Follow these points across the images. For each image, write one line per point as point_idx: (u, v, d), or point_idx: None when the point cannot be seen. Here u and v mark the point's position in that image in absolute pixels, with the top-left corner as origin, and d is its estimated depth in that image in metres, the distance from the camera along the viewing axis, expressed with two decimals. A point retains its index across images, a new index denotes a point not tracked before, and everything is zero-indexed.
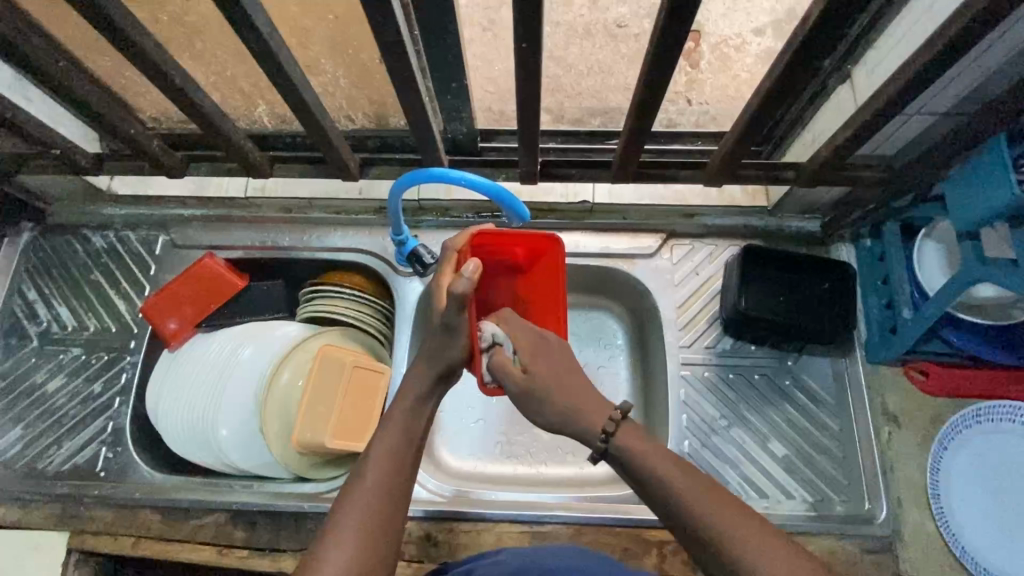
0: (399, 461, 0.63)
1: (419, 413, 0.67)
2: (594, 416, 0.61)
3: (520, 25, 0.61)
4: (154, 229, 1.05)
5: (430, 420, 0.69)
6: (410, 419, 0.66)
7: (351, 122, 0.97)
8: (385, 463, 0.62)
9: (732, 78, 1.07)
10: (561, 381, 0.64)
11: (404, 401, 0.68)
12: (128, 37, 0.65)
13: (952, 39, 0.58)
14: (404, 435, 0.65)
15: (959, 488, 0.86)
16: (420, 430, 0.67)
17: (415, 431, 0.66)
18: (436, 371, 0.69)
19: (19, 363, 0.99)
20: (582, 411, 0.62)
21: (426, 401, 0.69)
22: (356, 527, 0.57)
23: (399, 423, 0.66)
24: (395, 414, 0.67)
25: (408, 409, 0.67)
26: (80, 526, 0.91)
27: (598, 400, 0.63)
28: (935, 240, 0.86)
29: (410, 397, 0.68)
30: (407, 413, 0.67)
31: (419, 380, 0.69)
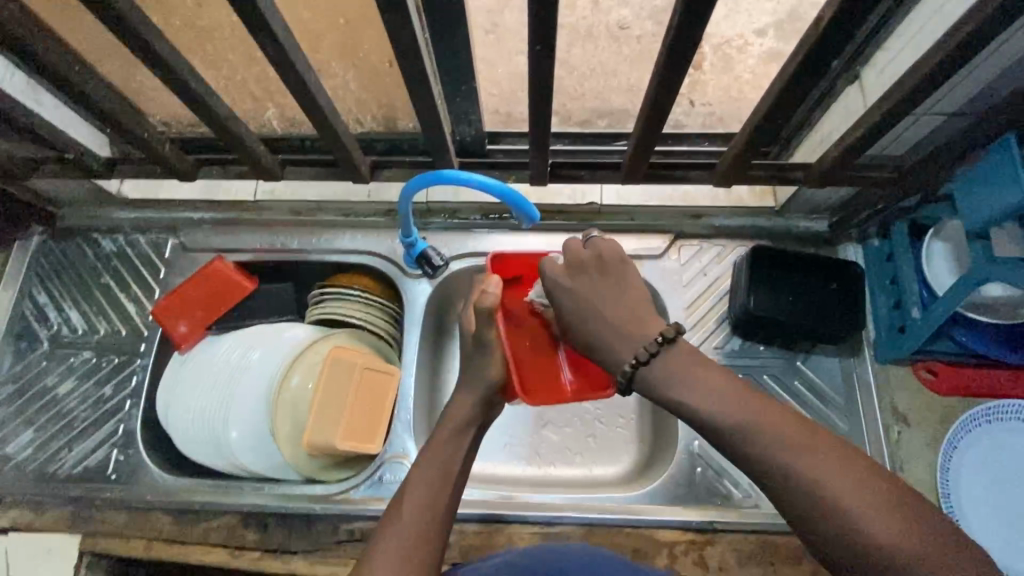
0: (436, 490, 0.64)
1: (459, 441, 0.69)
2: (632, 342, 0.58)
3: (534, 28, 0.62)
4: (163, 232, 1.05)
5: (471, 448, 0.70)
6: (450, 445, 0.68)
7: (359, 124, 0.96)
8: (424, 494, 0.64)
9: (735, 79, 1.07)
10: (599, 304, 0.61)
11: (445, 431, 0.70)
12: (145, 42, 0.66)
13: (964, 39, 0.58)
14: (444, 468, 0.66)
15: (970, 488, 0.86)
16: (459, 460, 0.68)
17: (454, 461, 0.68)
18: (478, 398, 0.71)
19: (29, 366, 1.00)
20: (616, 338, 0.59)
21: (467, 430, 0.70)
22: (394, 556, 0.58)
23: (439, 454, 0.67)
24: (435, 444, 0.68)
25: (446, 439, 0.69)
26: (92, 529, 0.91)
27: (641, 323, 0.59)
28: (944, 239, 0.86)
29: (452, 427, 0.70)
30: (446, 444, 0.68)
31: (461, 406, 0.71)
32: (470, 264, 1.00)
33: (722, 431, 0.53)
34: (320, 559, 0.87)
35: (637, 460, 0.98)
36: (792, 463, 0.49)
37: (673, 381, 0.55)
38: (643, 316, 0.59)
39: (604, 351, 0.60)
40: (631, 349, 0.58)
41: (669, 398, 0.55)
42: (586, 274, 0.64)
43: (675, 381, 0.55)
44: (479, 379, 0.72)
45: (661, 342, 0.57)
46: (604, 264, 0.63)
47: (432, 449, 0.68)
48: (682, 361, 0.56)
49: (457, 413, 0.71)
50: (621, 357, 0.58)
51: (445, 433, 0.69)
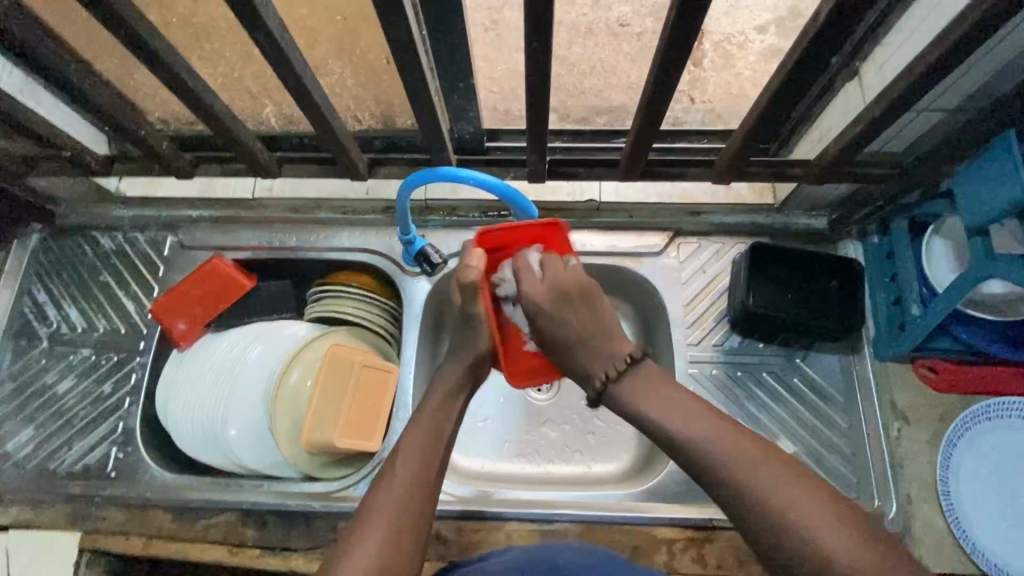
0: (428, 454, 0.68)
1: (447, 408, 0.73)
2: (602, 363, 0.71)
3: (531, 25, 0.62)
4: (162, 230, 1.05)
5: (457, 416, 0.75)
6: (440, 414, 0.72)
7: (359, 123, 0.94)
8: (415, 457, 0.67)
9: (735, 76, 1.06)
10: (576, 327, 0.73)
11: (433, 404, 0.73)
12: (140, 39, 0.66)
13: (963, 33, 0.58)
14: (433, 433, 0.70)
15: (969, 485, 0.86)
16: (446, 429, 0.71)
17: (442, 428, 0.71)
18: (465, 368, 0.77)
19: (28, 364, 1.00)
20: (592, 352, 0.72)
21: (453, 398, 0.75)
22: (383, 518, 0.61)
23: (428, 420, 0.71)
24: (426, 412, 0.72)
25: (435, 409, 0.73)
26: (90, 526, 0.91)
27: (614, 345, 0.72)
28: (944, 236, 0.86)
29: (439, 395, 0.74)
30: (436, 411, 0.72)
31: (450, 375, 0.77)
32: None
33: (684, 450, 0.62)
34: (318, 556, 0.88)
35: (637, 459, 0.98)
36: (740, 474, 0.58)
37: (643, 397, 0.67)
38: (615, 340, 0.72)
39: (582, 368, 0.73)
40: (601, 366, 0.71)
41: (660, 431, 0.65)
42: (569, 299, 0.74)
43: (649, 401, 0.67)
44: (470, 349, 0.79)
45: (625, 365, 0.70)
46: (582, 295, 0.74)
47: (427, 418, 0.71)
48: (648, 379, 0.69)
49: (445, 385, 0.75)
50: (594, 373, 0.72)
51: (433, 400, 0.74)
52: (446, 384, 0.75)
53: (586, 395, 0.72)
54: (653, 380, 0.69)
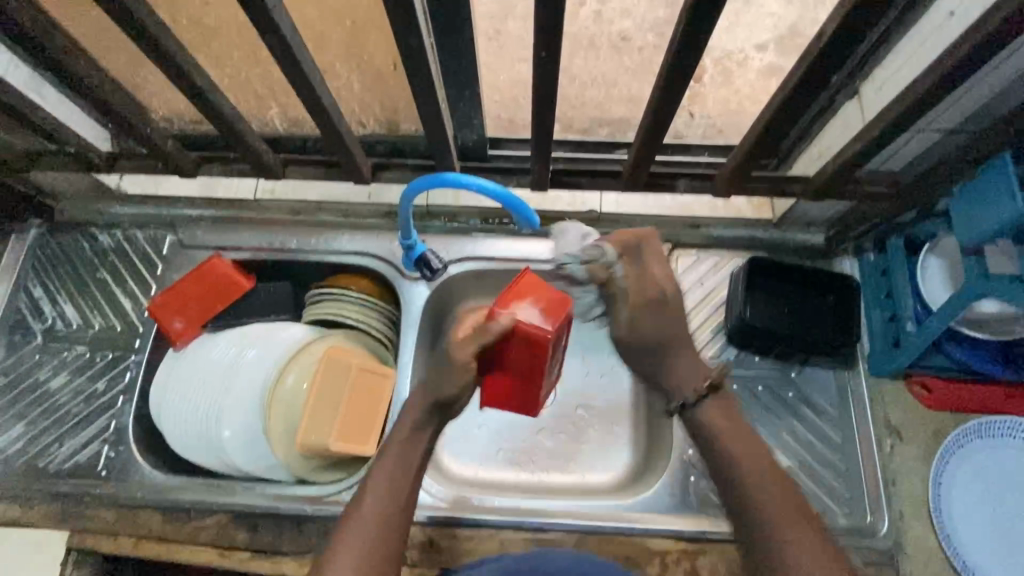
0: (396, 486, 0.71)
1: (399, 492, 0.70)
2: (682, 386, 0.80)
3: (541, 36, 0.63)
4: (162, 229, 1.05)
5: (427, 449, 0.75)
6: (406, 446, 0.73)
7: (363, 126, 0.97)
8: (362, 542, 0.66)
9: (734, 93, 1.06)
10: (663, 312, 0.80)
11: (398, 441, 0.74)
12: (153, 37, 0.66)
13: (962, 56, 0.59)
14: (380, 523, 0.68)
15: (959, 500, 0.88)
16: (418, 459, 0.73)
17: (410, 463, 0.73)
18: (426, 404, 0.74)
19: (22, 360, 0.99)
20: (670, 369, 0.81)
21: (423, 431, 0.75)
22: (355, 550, 0.65)
23: (373, 509, 0.68)
24: (373, 502, 0.69)
25: (383, 502, 0.69)
26: (79, 525, 0.90)
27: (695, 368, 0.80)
28: (939, 256, 0.88)
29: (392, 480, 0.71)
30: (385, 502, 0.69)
31: (412, 411, 0.76)
32: (468, 268, 1.00)
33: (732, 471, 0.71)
34: (309, 560, 0.87)
35: (632, 469, 0.98)
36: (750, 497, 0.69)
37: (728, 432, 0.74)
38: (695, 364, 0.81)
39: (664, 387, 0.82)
40: (694, 381, 0.79)
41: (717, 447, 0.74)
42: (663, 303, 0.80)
43: (714, 428, 0.75)
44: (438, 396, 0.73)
45: (710, 387, 0.78)
46: (671, 331, 0.81)
47: (375, 509, 0.68)
48: (720, 410, 0.77)
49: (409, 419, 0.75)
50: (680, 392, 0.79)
51: (382, 482, 0.71)
52: (393, 468, 0.72)
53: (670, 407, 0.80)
54: (727, 408, 0.78)
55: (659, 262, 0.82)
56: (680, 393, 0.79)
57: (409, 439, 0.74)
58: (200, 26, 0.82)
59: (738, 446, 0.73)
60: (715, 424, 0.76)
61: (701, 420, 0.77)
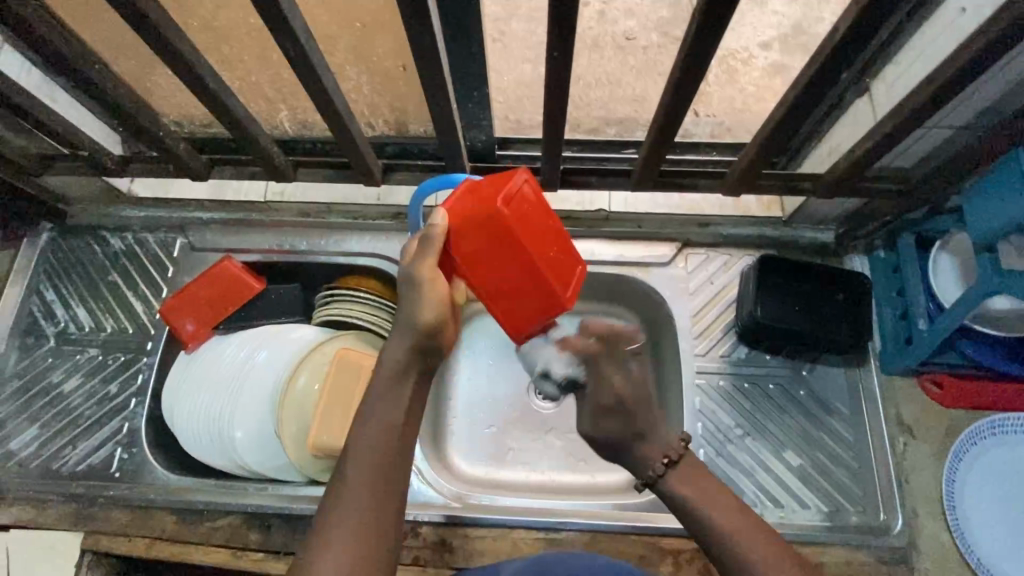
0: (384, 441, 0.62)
1: (390, 451, 0.62)
2: (653, 450, 0.66)
3: (553, 36, 0.63)
4: (172, 232, 1.06)
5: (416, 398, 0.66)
6: (394, 399, 0.64)
7: (372, 129, 0.97)
8: (354, 512, 0.58)
9: (739, 92, 1.07)
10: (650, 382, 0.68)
11: (381, 392, 0.64)
12: (166, 40, 0.67)
13: (976, 51, 0.59)
14: (370, 486, 0.60)
15: (973, 498, 0.87)
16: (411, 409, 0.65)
17: (397, 415, 0.64)
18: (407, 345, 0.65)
19: (35, 363, 1.00)
20: (651, 442, 0.66)
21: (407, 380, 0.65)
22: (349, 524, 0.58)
23: (361, 475, 0.60)
24: (360, 466, 0.61)
25: (374, 463, 0.61)
26: (93, 527, 0.91)
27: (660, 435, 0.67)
28: (950, 252, 0.87)
29: (379, 436, 0.62)
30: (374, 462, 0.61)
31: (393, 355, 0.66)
32: None
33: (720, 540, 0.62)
34: None
35: None
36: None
37: (693, 499, 0.64)
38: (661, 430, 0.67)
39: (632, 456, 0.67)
40: (654, 450, 0.66)
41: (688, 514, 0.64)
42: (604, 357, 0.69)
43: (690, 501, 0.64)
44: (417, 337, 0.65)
45: (670, 462, 0.66)
46: (628, 403, 0.66)
47: (364, 472, 0.60)
48: (692, 480, 0.66)
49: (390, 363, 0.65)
50: (649, 460, 0.66)
51: (370, 441, 0.62)
52: (379, 423, 0.63)
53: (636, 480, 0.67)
54: (698, 475, 0.66)
55: (615, 365, 0.69)
56: (649, 467, 0.66)
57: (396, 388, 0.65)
58: (211, 30, 0.82)
59: (722, 514, 0.63)
60: (687, 494, 0.65)
61: (674, 496, 0.65)
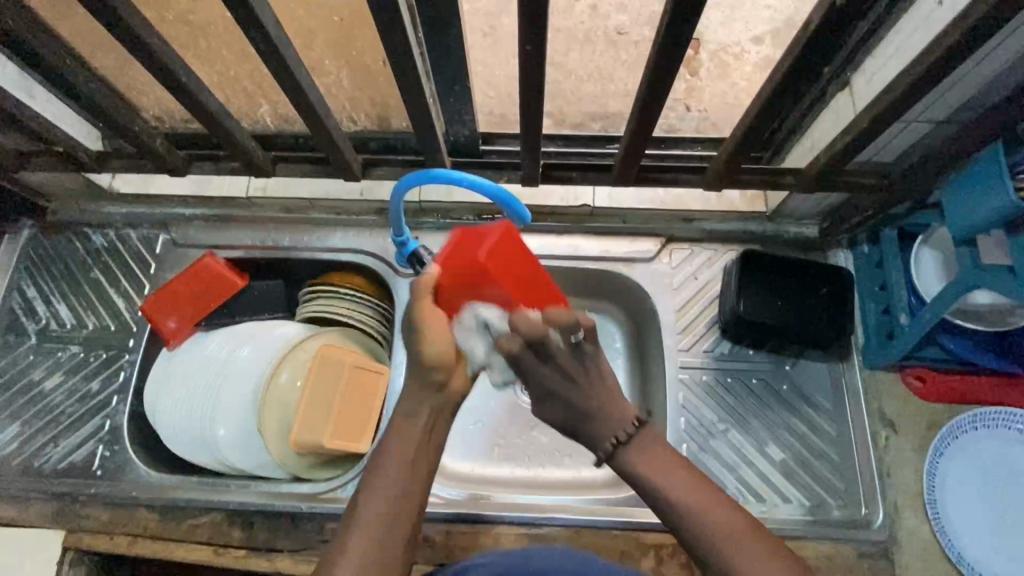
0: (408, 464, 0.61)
1: (411, 483, 0.61)
2: (608, 425, 0.63)
3: (527, 29, 0.62)
4: (155, 228, 1.05)
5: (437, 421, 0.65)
6: (414, 418, 0.64)
7: (353, 123, 0.97)
8: (371, 530, 0.58)
9: (730, 87, 1.03)
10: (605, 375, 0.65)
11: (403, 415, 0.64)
12: (135, 34, 0.66)
13: (948, 46, 0.59)
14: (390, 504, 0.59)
15: (953, 491, 0.88)
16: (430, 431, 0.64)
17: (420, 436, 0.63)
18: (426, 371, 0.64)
19: (16, 360, 0.99)
20: (602, 420, 0.64)
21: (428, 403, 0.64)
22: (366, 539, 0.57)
23: (381, 493, 0.60)
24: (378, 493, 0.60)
25: (396, 482, 0.60)
26: (74, 524, 0.91)
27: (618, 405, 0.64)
28: (932, 247, 0.88)
29: (401, 467, 0.61)
30: (393, 492, 0.60)
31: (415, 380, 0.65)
32: None
33: (676, 511, 0.60)
34: (305, 558, 0.87)
35: None
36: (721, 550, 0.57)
37: (654, 472, 0.61)
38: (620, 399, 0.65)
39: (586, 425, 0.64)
40: (610, 428, 0.63)
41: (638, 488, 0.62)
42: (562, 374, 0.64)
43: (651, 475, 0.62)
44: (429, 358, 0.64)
45: (637, 425, 0.64)
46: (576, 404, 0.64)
47: (382, 499, 0.59)
48: (651, 452, 0.63)
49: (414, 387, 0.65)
50: (602, 434, 0.64)
51: (392, 464, 0.61)
52: (403, 457, 0.62)
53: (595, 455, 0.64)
54: (654, 447, 0.63)
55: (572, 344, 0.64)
56: (601, 444, 0.64)
57: (415, 410, 0.64)
58: (186, 23, 0.81)
59: (679, 490, 0.60)
60: (647, 468, 0.62)
61: (633, 473, 0.63)
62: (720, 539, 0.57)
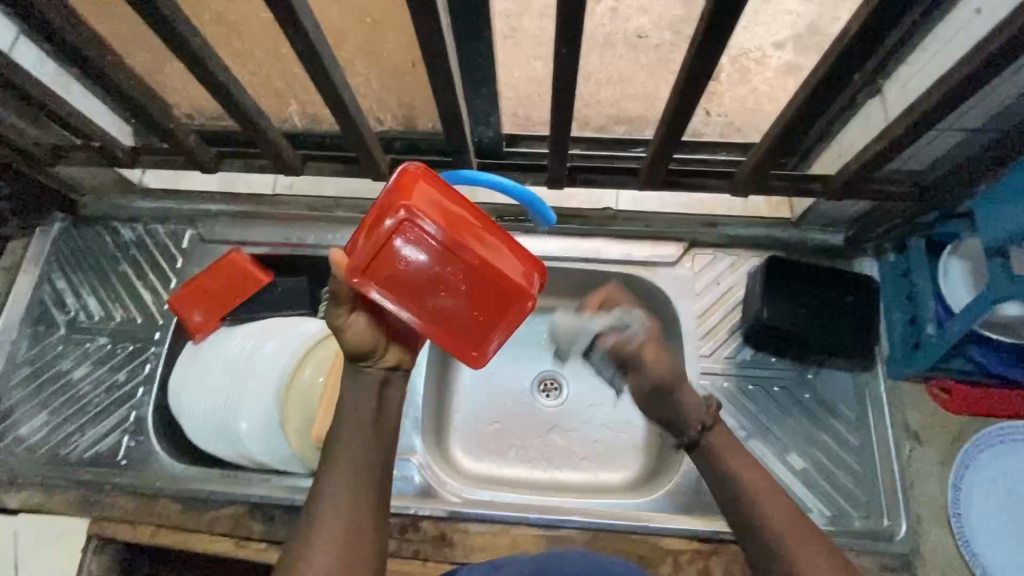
0: (360, 457, 0.63)
1: (362, 465, 0.63)
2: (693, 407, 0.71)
3: (561, 33, 0.63)
4: (182, 224, 1.07)
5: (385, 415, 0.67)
6: (360, 422, 0.65)
7: (381, 123, 0.97)
8: (337, 517, 0.59)
9: (752, 92, 1.02)
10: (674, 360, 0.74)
11: (350, 414, 0.66)
12: (177, 33, 0.67)
13: (990, 54, 0.59)
14: (349, 498, 0.60)
15: (979, 505, 0.87)
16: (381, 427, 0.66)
17: (370, 432, 0.65)
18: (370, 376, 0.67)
19: (45, 350, 1.01)
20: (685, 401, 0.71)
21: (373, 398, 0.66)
22: (331, 530, 0.58)
23: (338, 491, 0.61)
24: (328, 517, 0.59)
25: (351, 477, 0.62)
26: (99, 513, 0.92)
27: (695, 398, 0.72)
28: (962, 257, 0.86)
29: (353, 461, 0.63)
30: (347, 510, 0.60)
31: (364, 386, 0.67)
32: None
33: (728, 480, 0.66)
34: None
35: (643, 470, 0.97)
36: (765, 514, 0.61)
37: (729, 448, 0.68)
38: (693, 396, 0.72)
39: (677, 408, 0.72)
40: (696, 412, 0.71)
41: (723, 480, 0.67)
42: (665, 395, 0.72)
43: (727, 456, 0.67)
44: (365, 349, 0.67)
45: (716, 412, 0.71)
46: (669, 380, 0.72)
47: (339, 490, 0.61)
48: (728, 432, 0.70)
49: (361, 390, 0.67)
50: (691, 419, 0.71)
51: (349, 459, 0.63)
52: (352, 448, 0.64)
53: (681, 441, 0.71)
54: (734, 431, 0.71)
55: (659, 353, 0.74)
56: (689, 429, 0.70)
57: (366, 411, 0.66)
58: (223, 23, 0.83)
59: (747, 470, 0.66)
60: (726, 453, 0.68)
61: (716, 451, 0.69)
62: (764, 504, 0.62)
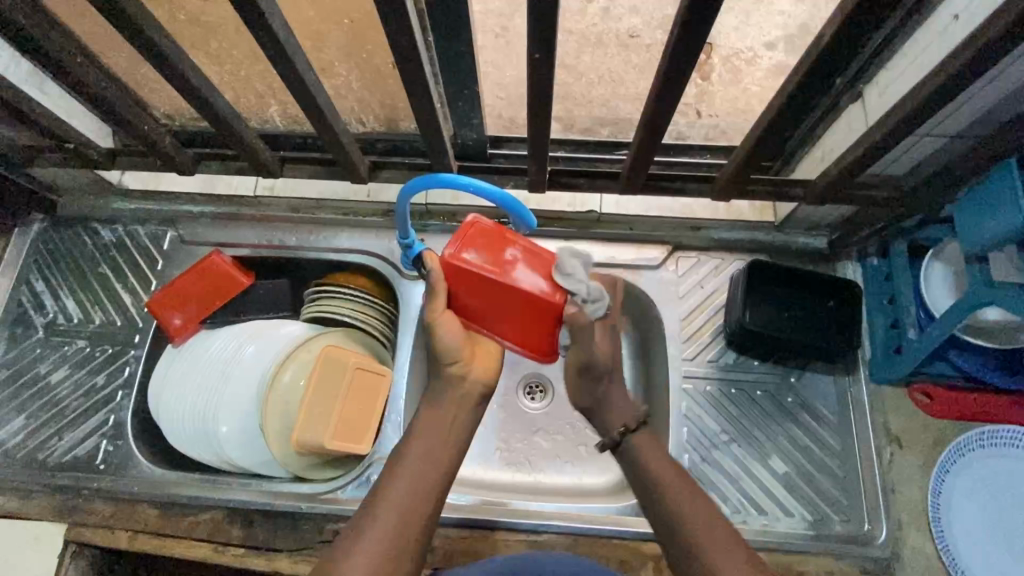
0: (433, 458, 0.64)
1: (430, 472, 0.63)
2: (617, 417, 0.71)
3: (537, 37, 0.62)
4: (162, 225, 1.05)
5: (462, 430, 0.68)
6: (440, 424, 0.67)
7: (362, 124, 0.97)
8: (390, 519, 0.58)
9: (742, 92, 1.02)
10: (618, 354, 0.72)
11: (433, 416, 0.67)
12: (146, 37, 0.66)
13: (964, 62, 0.58)
14: (410, 504, 0.60)
15: (958, 510, 0.87)
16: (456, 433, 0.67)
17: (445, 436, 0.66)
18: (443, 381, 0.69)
19: (23, 353, 1.00)
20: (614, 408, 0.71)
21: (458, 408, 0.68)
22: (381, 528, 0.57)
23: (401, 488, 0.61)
24: (382, 518, 0.58)
25: (416, 481, 0.62)
26: (78, 518, 0.91)
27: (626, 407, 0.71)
28: (943, 261, 0.87)
29: (420, 458, 0.64)
30: (405, 509, 0.59)
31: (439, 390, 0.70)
32: None
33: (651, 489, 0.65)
34: (304, 558, 0.87)
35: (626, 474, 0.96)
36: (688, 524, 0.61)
37: (649, 460, 0.67)
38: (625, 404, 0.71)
39: (600, 414, 0.72)
40: (621, 417, 0.71)
41: (642, 473, 0.67)
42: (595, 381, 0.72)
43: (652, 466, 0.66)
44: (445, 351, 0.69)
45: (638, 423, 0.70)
46: (605, 367, 0.70)
47: (404, 487, 0.61)
48: (646, 445, 0.69)
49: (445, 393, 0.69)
50: (613, 421, 0.71)
51: (417, 458, 0.63)
52: (422, 448, 0.64)
53: (603, 441, 0.70)
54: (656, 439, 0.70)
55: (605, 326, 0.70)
56: (614, 428, 0.70)
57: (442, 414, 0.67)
58: (198, 24, 0.81)
59: (665, 478, 0.65)
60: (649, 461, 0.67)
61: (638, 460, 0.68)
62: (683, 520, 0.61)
